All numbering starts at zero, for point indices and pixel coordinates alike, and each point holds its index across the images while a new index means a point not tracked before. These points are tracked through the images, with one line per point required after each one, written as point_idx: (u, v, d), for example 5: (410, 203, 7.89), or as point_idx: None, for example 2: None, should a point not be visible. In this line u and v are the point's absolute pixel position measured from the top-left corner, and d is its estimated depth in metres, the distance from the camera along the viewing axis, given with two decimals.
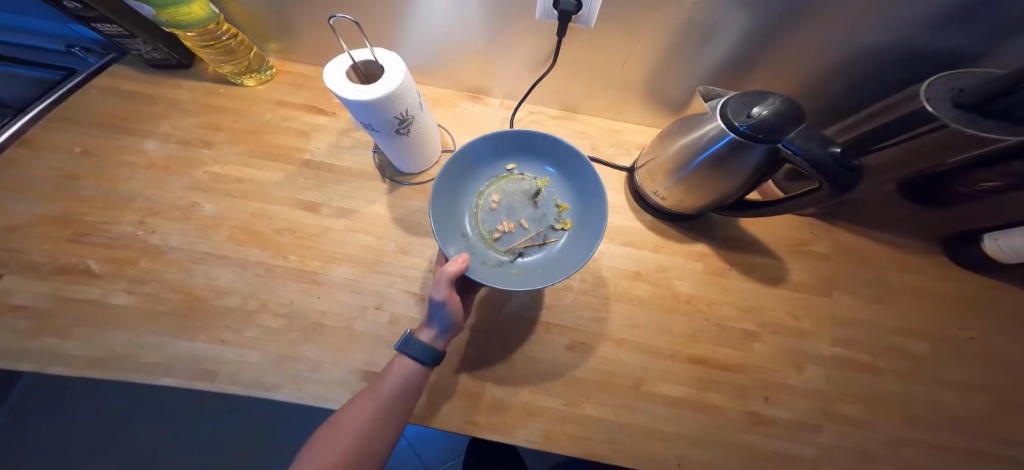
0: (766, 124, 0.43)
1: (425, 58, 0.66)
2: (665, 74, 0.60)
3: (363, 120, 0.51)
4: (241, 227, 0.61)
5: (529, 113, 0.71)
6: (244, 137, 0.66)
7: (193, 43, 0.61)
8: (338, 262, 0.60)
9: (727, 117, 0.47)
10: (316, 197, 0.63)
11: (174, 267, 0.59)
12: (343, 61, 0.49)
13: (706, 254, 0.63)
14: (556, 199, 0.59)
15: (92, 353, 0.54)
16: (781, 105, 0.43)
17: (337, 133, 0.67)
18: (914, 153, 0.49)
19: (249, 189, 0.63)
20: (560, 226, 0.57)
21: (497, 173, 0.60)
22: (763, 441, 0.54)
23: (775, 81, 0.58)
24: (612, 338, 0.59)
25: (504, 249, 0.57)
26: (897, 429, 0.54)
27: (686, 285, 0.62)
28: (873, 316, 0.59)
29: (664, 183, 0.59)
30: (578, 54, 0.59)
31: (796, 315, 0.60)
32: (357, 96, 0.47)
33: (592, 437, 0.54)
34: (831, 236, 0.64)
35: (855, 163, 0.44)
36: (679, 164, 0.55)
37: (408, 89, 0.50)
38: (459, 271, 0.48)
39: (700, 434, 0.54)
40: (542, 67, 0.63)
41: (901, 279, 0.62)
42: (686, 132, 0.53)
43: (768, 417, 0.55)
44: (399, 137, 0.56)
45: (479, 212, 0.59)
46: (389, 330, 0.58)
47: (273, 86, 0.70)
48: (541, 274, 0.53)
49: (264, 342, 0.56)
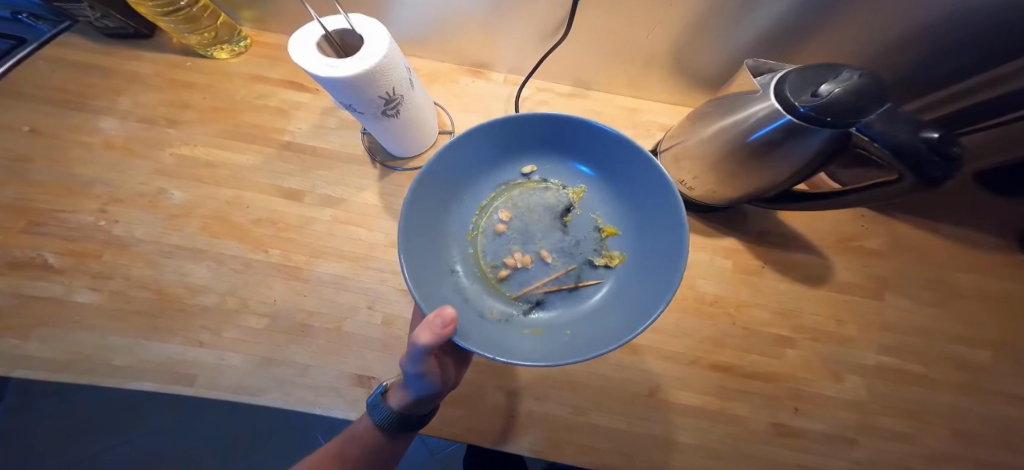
0: (840, 104, 0.36)
1: (420, 26, 0.58)
2: (691, 44, 0.53)
3: (345, 101, 0.46)
4: (214, 217, 0.55)
5: (537, 89, 0.64)
6: (215, 116, 0.59)
7: (149, 9, 0.53)
8: (325, 256, 0.54)
9: (786, 96, 0.40)
10: (300, 184, 0.57)
11: (140, 260, 0.53)
12: (313, 30, 0.44)
13: (735, 251, 0.59)
14: (596, 218, 0.54)
15: (51, 356, 0.48)
16: (860, 82, 0.36)
17: (322, 112, 0.61)
18: None
19: (223, 175, 0.57)
20: (594, 256, 0.52)
21: (513, 179, 0.56)
22: (793, 455, 0.50)
23: (815, 55, 0.52)
24: (628, 342, 0.54)
25: (513, 294, 0.51)
26: (940, 443, 0.50)
27: (710, 284, 0.57)
28: (915, 321, 0.55)
29: (696, 172, 0.53)
30: (595, 21, 0.52)
31: (841, 319, 0.55)
32: (330, 72, 0.41)
33: (609, 451, 0.50)
34: (877, 232, 0.59)
35: (954, 151, 0.36)
36: (716, 151, 0.48)
37: (393, 64, 0.44)
38: (427, 348, 0.37)
39: (725, 448, 0.50)
40: (554, 36, 0.56)
41: (945, 280, 0.57)
42: (728, 113, 0.46)
43: (798, 430, 0.51)
44: (387, 119, 0.49)
45: (481, 239, 0.54)
46: (383, 331, 0.52)
47: (247, 58, 0.63)
48: (557, 335, 0.48)
49: (244, 344, 0.51)
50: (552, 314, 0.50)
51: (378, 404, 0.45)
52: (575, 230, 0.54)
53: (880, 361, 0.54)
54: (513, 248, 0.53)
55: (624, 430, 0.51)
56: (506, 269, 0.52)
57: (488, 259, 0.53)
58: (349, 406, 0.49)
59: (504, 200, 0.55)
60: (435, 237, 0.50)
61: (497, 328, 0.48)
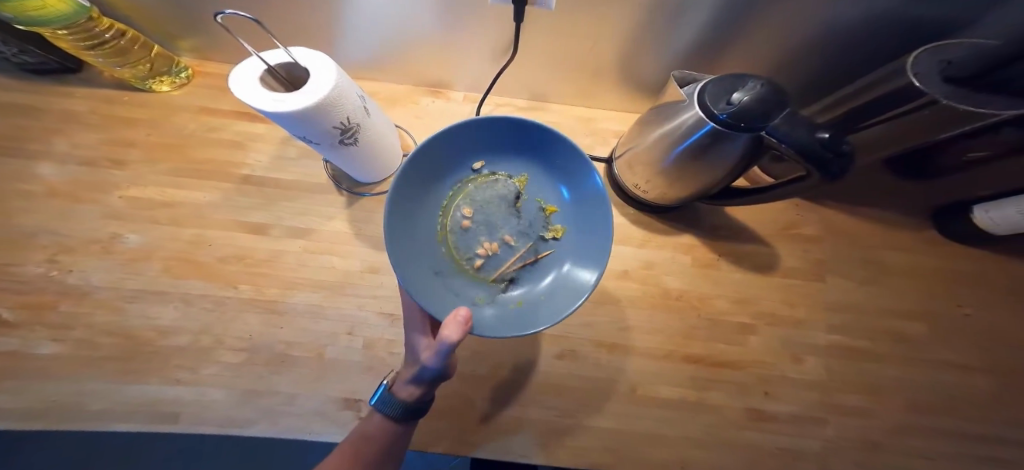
0: (748, 111, 0.39)
1: (372, 52, 0.57)
2: (640, 56, 0.54)
3: (299, 134, 0.44)
4: (177, 257, 0.53)
5: (496, 105, 0.63)
6: (164, 152, 0.57)
7: (72, 45, 0.51)
8: (299, 287, 0.54)
9: (705, 105, 0.43)
10: (264, 218, 0.56)
11: (102, 308, 0.51)
12: (257, 65, 0.42)
13: (694, 246, 0.62)
14: (540, 201, 0.54)
15: (21, 410, 0.47)
16: (761, 91, 0.39)
17: (280, 142, 0.59)
18: (908, 128, 0.46)
19: (180, 213, 0.55)
20: (550, 235, 0.53)
21: (463, 176, 0.54)
22: (763, 435, 0.55)
23: (757, 62, 0.54)
24: (605, 343, 0.57)
25: (490, 277, 0.52)
26: (899, 416, 0.56)
27: (674, 280, 0.60)
28: (859, 300, 0.60)
29: (645, 176, 0.55)
30: (545, 38, 0.52)
31: (791, 303, 0.60)
32: (276, 106, 0.39)
33: (597, 449, 0.53)
34: (818, 217, 0.64)
35: (845, 146, 0.40)
36: (657, 157, 0.51)
37: (346, 92, 0.43)
38: (456, 341, 0.40)
39: (702, 435, 0.54)
40: (505, 55, 0.55)
41: (885, 260, 0.62)
42: (663, 121, 0.48)
43: (769, 413, 0.55)
44: (346, 147, 0.48)
45: (449, 236, 0.53)
46: (364, 354, 0.53)
47: (191, 90, 0.60)
48: (542, 301, 0.50)
49: (225, 379, 0.50)
50: (530, 288, 0.52)
51: (379, 401, 0.46)
52: (528, 214, 0.54)
53: (829, 339, 0.59)
54: (481, 239, 0.53)
55: (607, 426, 0.54)
56: (479, 258, 0.53)
57: (462, 252, 0.53)
58: (338, 429, 0.50)
59: (462, 197, 0.54)
60: (410, 244, 0.49)
61: (484, 310, 0.49)
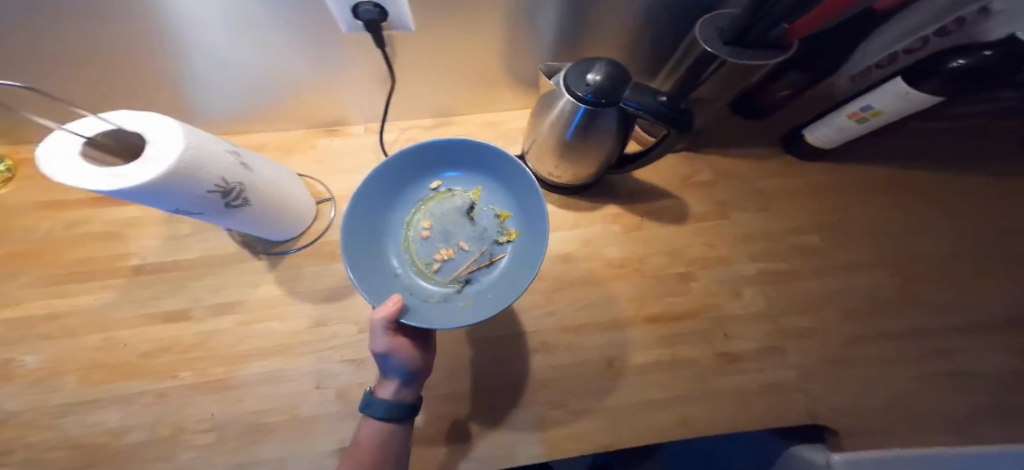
0: (606, 90, 0.40)
1: (252, 108, 0.58)
2: (514, 64, 0.57)
3: (169, 209, 0.36)
4: (93, 366, 0.49)
5: (400, 130, 0.65)
6: (21, 264, 0.53)
7: None
8: (246, 360, 0.50)
9: (570, 90, 0.42)
10: (178, 304, 0.52)
11: (37, 425, 0.46)
12: (64, 137, 0.32)
13: (619, 214, 0.63)
14: (495, 208, 0.52)
15: None
16: (610, 68, 0.41)
17: (164, 221, 0.57)
18: (726, 79, 0.53)
19: (72, 324, 0.50)
20: (505, 238, 0.50)
21: (423, 193, 0.52)
22: (742, 377, 0.55)
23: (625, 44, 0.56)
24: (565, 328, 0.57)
25: (445, 280, 0.49)
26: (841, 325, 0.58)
27: (613, 249, 0.61)
28: (766, 225, 0.64)
29: (553, 162, 0.54)
30: (419, 61, 0.54)
31: (713, 243, 0.62)
32: (118, 183, 0.31)
33: (586, 433, 0.52)
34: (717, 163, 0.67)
35: (683, 104, 0.44)
36: (554, 142, 0.50)
37: (210, 148, 0.36)
38: (392, 317, 0.40)
39: (687, 389, 0.54)
40: (386, 85, 0.57)
41: (782, 183, 0.66)
42: (546, 111, 0.48)
43: (737, 353, 0.56)
44: (235, 211, 0.41)
45: (410, 245, 0.50)
46: (337, 404, 0.49)
47: (20, 183, 0.57)
48: (490, 299, 0.46)
49: (209, 461, 0.46)
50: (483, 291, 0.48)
51: (367, 408, 0.43)
52: (484, 220, 0.52)
53: (757, 267, 0.61)
54: (438, 245, 0.51)
55: (587, 407, 0.53)
56: (436, 264, 0.50)
57: (421, 259, 0.50)
58: None
59: (422, 210, 0.52)
60: (363, 251, 0.45)
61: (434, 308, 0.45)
